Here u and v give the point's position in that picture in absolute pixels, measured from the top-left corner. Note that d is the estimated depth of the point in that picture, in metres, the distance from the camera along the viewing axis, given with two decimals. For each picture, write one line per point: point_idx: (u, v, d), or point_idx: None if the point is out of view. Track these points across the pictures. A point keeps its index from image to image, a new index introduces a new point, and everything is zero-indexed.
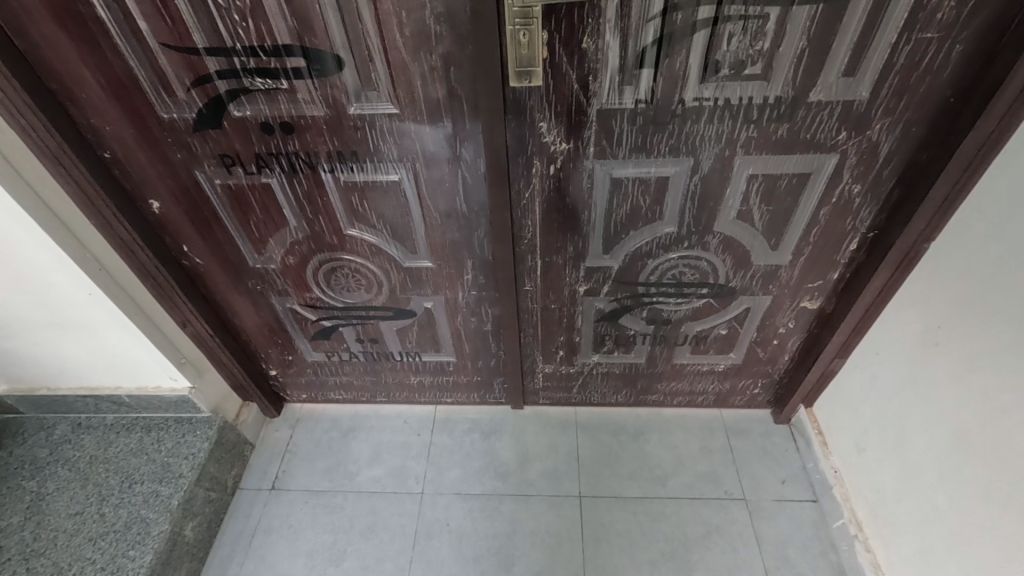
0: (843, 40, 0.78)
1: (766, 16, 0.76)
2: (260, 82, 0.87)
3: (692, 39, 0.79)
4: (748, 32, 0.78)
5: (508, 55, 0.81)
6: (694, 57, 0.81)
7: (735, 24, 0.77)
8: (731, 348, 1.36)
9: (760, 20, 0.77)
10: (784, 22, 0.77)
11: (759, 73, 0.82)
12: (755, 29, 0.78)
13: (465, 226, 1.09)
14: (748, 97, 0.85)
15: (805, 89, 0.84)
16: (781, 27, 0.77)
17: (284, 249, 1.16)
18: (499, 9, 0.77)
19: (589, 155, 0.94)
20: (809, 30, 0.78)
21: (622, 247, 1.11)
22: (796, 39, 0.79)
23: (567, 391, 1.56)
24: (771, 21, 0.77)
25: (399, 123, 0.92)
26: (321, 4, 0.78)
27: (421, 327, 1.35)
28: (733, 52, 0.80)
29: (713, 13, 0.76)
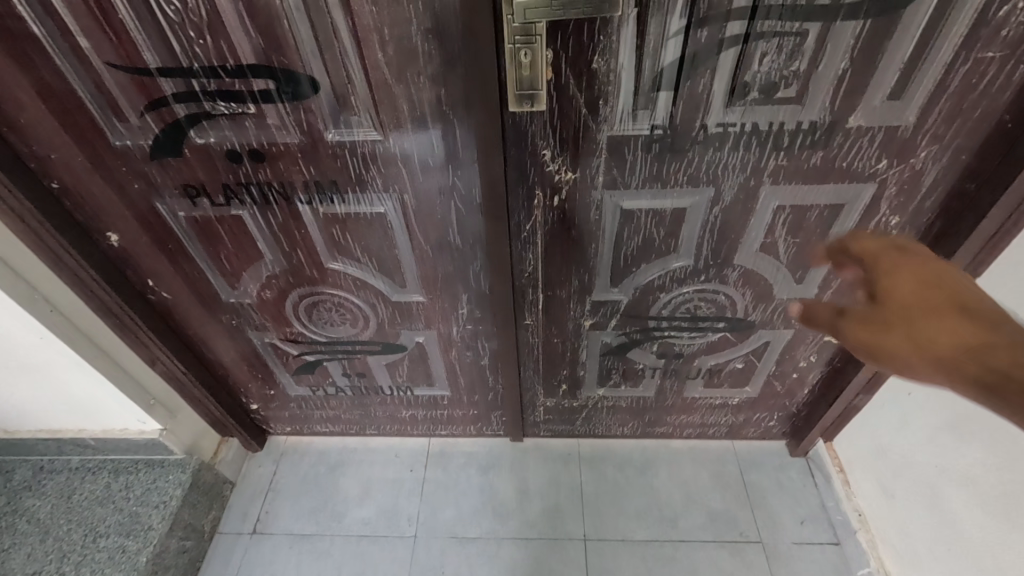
0: (892, 59, 0.68)
1: (804, 33, 0.66)
2: (223, 106, 0.76)
3: (718, 59, 0.69)
4: (783, 50, 0.68)
5: (506, 76, 0.70)
6: (719, 79, 0.71)
7: (769, 42, 0.67)
8: (746, 382, 1.27)
9: (797, 37, 0.67)
10: (825, 39, 0.67)
11: (792, 96, 0.72)
12: (791, 47, 0.68)
13: (460, 259, 0.98)
14: (779, 122, 0.75)
15: (844, 113, 0.74)
16: (822, 44, 0.67)
17: (259, 283, 1.05)
18: (496, 26, 0.66)
19: (598, 185, 0.84)
20: (852, 48, 0.68)
21: (632, 280, 1.01)
22: (837, 59, 0.68)
23: (569, 423, 1.46)
24: (810, 38, 0.67)
25: (384, 150, 0.81)
26: (290, 19, 0.67)
27: (412, 361, 1.25)
28: (765, 72, 0.70)
29: (744, 29, 0.66)
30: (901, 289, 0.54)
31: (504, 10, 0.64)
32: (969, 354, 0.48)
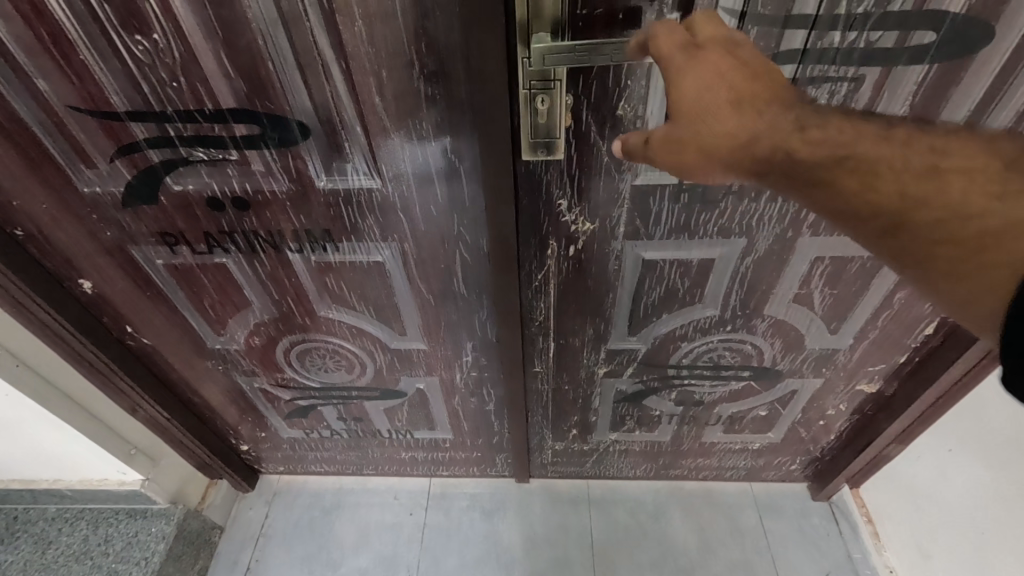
0: (959, 108, 0.60)
1: (860, 78, 0.58)
2: (202, 152, 0.68)
3: None
4: (835, 96, 0.60)
5: (521, 123, 0.62)
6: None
7: (820, 88, 0.59)
8: (768, 428, 1.19)
9: (852, 83, 0.59)
10: (883, 84, 0.59)
11: None
12: (845, 93, 0.60)
13: (464, 308, 0.90)
14: None
15: None
16: (880, 89, 0.59)
17: (248, 330, 0.97)
18: (511, 70, 0.58)
19: (619, 235, 0.77)
20: (914, 95, 0.59)
21: (651, 330, 0.94)
22: (896, 106, 0.60)
23: (578, 465, 1.38)
24: (866, 84, 0.59)
25: (382, 199, 0.73)
26: (275, 61, 0.58)
27: (413, 406, 1.17)
28: None
29: (791, 74, 0.58)
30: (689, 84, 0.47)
31: (520, 53, 0.56)
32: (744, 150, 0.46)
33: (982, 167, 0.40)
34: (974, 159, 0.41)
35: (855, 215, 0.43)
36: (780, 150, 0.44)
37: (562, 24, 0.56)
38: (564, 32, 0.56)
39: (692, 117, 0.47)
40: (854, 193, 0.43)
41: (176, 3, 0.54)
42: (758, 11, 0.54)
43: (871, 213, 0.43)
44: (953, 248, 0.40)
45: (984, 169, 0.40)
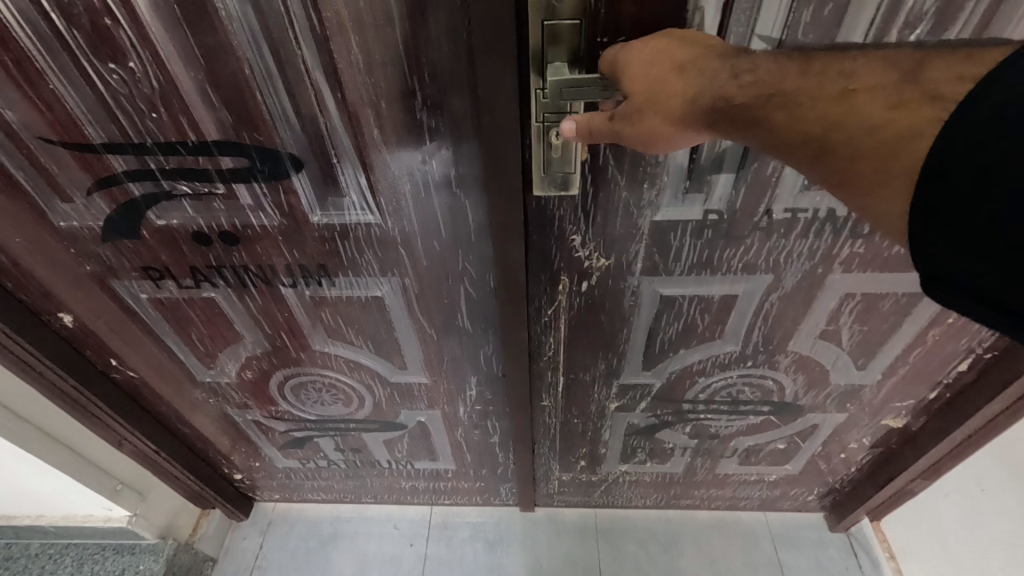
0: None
1: None
2: (187, 185, 0.62)
3: None
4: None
5: (533, 157, 0.57)
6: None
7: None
8: (786, 460, 1.13)
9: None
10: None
11: None
12: None
13: (469, 344, 0.84)
14: None
15: None
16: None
17: (239, 364, 0.92)
18: (524, 101, 0.53)
19: (636, 271, 0.72)
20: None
21: (667, 364, 0.88)
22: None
23: (586, 494, 1.32)
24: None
25: (381, 233, 0.67)
26: (263, 91, 0.53)
27: (414, 438, 1.11)
28: None
29: None
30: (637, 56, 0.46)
31: (534, 84, 0.52)
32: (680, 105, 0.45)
33: (893, 79, 0.37)
34: (888, 73, 0.37)
35: (783, 147, 0.41)
36: (716, 99, 0.42)
37: (581, 53, 0.51)
38: (583, 62, 0.52)
39: (639, 80, 0.45)
40: (781, 126, 0.40)
41: (154, 30, 0.49)
42: (800, 40, 0.49)
43: (799, 140, 0.40)
44: (872, 165, 0.37)
45: (895, 80, 0.36)
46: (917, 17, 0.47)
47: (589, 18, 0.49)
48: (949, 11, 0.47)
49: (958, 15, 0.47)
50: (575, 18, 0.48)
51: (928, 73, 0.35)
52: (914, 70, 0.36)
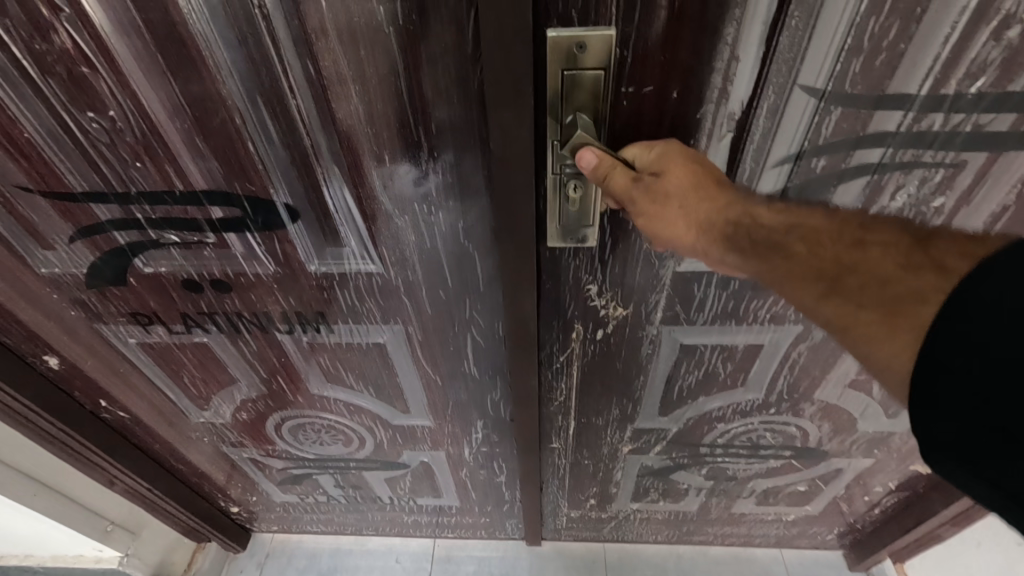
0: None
1: (961, 164, 0.49)
2: (175, 234, 0.58)
3: (834, 191, 0.52)
4: (926, 183, 0.51)
5: (547, 208, 0.53)
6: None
7: (909, 173, 0.50)
8: (807, 501, 1.08)
9: (950, 169, 0.50)
10: (989, 169, 0.49)
11: None
12: (940, 180, 0.51)
13: (476, 389, 0.80)
14: None
15: None
16: (982, 177, 0.50)
17: (233, 405, 0.88)
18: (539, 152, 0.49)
19: (655, 320, 0.67)
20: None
21: (684, 410, 0.83)
22: (1002, 192, 0.51)
23: (594, 529, 1.27)
24: (967, 170, 0.50)
25: (383, 283, 0.63)
26: (256, 141, 0.49)
27: (416, 477, 1.06)
28: (896, 208, 0.53)
29: (878, 158, 0.49)
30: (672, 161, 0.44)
31: (553, 136, 0.48)
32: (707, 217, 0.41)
33: (904, 242, 0.34)
34: (902, 236, 0.35)
35: (792, 281, 0.37)
36: (740, 214, 0.40)
37: (604, 105, 0.46)
38: (606, 114, 0.47)
39: (673, 169, 0.43)
40: (794, 256, 0.37)
41: (135, 78, 0.45)
42: (845, 90, 0.45)
43: (809, 278, 0.36)
44: (877, 315, 0.32)
45: (908, 242, 0.34)
46: (980, 67, 0.43)
47: (615, 68, 0.44)
48: (1016, 62, 0.42)
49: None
50: (600, 68, 0.44)
51: (939, 244, 0.33)
52: (926, 239, 0.34)
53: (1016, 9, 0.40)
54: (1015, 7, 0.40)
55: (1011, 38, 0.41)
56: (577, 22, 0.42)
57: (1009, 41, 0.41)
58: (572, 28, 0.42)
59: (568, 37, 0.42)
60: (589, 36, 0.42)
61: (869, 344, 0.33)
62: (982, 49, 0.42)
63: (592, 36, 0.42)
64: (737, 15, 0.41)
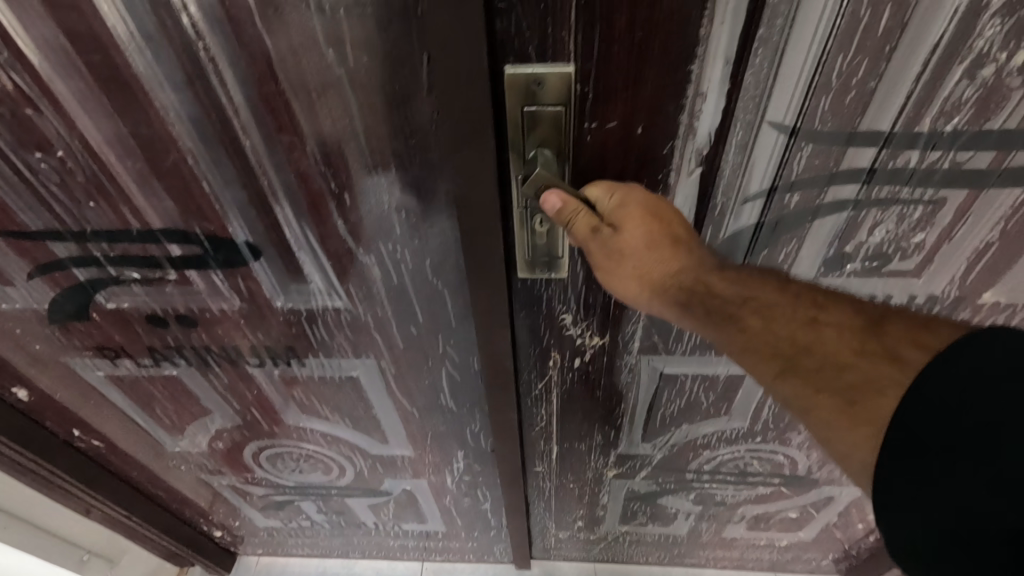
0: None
1: (940, 201, 0.48)
2: (135, 272, 0.56)
3: (810, 225, 0.51)
4: (905, 220, 0.50)
5: (514, 242, 0.51)
6: (810, 244, 0.52)
7: (886, 210, 0.49)
8: (799, 527, 1.05)
9: (928, 207, 0.48)
10: (970, 207, 0.48)
11: (909, 268, 0.54)
12: (918, 216, 0.49)
13: (455, 421, 0.78)
14: (884, 295, 0.57)
15: (978, 288, 0.56)
16: (965, 216, 0.49)
17: (209, 435, 0.86)
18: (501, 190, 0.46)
19: (632, 349, 0.65)
20: (1008, 220, 0.49)
21: (668, 437, 0.81)
22: (986, 229, 0.50)
23: (584, 550, 1.25)
24: (946, 208, 0.48)
25: (352, 318, 0.61)
26: (212, 182, 0.47)
27: (400, 503, 1.04)
28: (875, 242, 0.52)
29: (853, 193, 0.48)
30: (631, 213, 0.43)
31: (514, 173, 0.45)
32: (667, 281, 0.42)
33: (855, 325, 0.37)
34: (855, 318, 0.37)
35: (749, 355, 0.39)
36: (695, 281, 0.42)
37: (567, 141, 0.45)
38: (569, 150, 0.45)
39: (631, 228, 0.42)
40: (748, 330, 0.39)
41: (82, 120, 0.43)
42: (815, 127, 0.43)
43: (765, 353, 0.38)
44: (834, 401, 0.35)
45: (861, 326, 0.36)
46: (954, 106, 0.41)
47: (575, 104, 0.43)
48: (991, 100, 0.41)
49: (1003, 105, 0.41)
50: (559, 104, 0.42)
51: (890, 329, 0.35)
52: (877, 323, 0.36)
53: (988, 47, 0.38)
54: (987, 45, 0.38)
55: (985, 77, 0.40)
56: (535, 58, 0.40)
57: (983, 80, 0.40)
58: (530, 64, 0.40)
59: (526, 74, 0.40)
60: (547, 73, 0.40)
61: (823, 426, 0.35)
62: (957, 88, 0.40)
63: (551, 73, 0.40)
64: (700, 53, 0.39)
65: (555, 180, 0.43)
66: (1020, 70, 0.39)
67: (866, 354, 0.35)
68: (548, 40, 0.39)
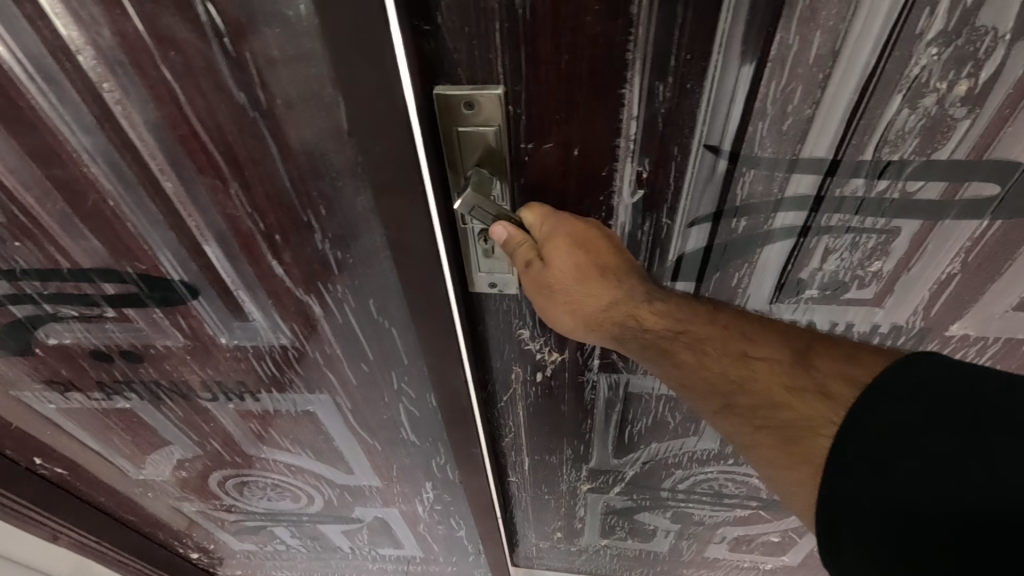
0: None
1: (895, 230, 0.45)
2: (73, 309, 0.54)
3: (762, 249, 0.48)
4: (859, 248, 0.47)
5: (461, 258, 0.47)
6: (762, 269, 0.50)
7: (838, 238, 0.47)
8: (781, 551, 1.02)
9: (882, 236, 0.46)
10: (926, 238, 0.46)
11: (870, 296, 0.52)
12: (873, 245, 0.47)
13: (419, 454, 0.75)
14: (847, 322, 0.54)
15: (943, 320, 0.53)
16: (919, 249, 0.47)
17: (173, 464, 0.84)
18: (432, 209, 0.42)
19: (593, 364, 0.62)
20: (967, 252, 0.46)
21: (638, 454, 0.79)
22: (945, 261, 0.47)
23: (566, 560, 1.21)
24: (901, 238, 0.46)
25: (301, 355, 0.59)
26: (138, 223, 0.45)
27: (373, 530, 1.02)
28: (830, 270, 0.49)
29: (803, 219, 0.45)
30: (559, 249, 0.43)
31: (450, 193, 0.43)
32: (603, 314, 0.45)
33: (788, 358, 0.41)
34: (785, 351, 0.42)
35: (692, 390, 0.45)
36: (627, 316, 0.45)
37: (504, 161, 0.42)
38: (506, 170, 0.43)
39: (557, 263, 0.43)
40: (684, 364, 0.45)
41: None
42: (755, 151, 0.41)
43: (708, 390, 0.44)
44: (772, 437, 0.39)
45: (790, 361, 0.41)
46: (899, 135, 0.39)
47: (509, 124, 0.40)
48: (936, 130, 0.38)
49: (948, 136, 0.38)
50: (493, 126, 0.39)
51: (816, 363, 0.40)
52: (803, 358, 0.41)
53: (928, 76, 0.36)
54: (925, 74, 0.35)
55: (927, 106, 0.37)
56: (464, 80, 0.38)
57: (925, 109, 0.37)
58: (459, 85, 0.38)
59: (456, 94, 0.38)
60: (477, 95, 0.38)
61: (762, 460, 0.40)
62: (899, 116, 0.38)
63: (481, 93, 0.38)
64: (630, 77, 0.37)
65: (482, 203, 0.41)
66: (963, 101, 0.36)
67: (797, 391, 0.39)
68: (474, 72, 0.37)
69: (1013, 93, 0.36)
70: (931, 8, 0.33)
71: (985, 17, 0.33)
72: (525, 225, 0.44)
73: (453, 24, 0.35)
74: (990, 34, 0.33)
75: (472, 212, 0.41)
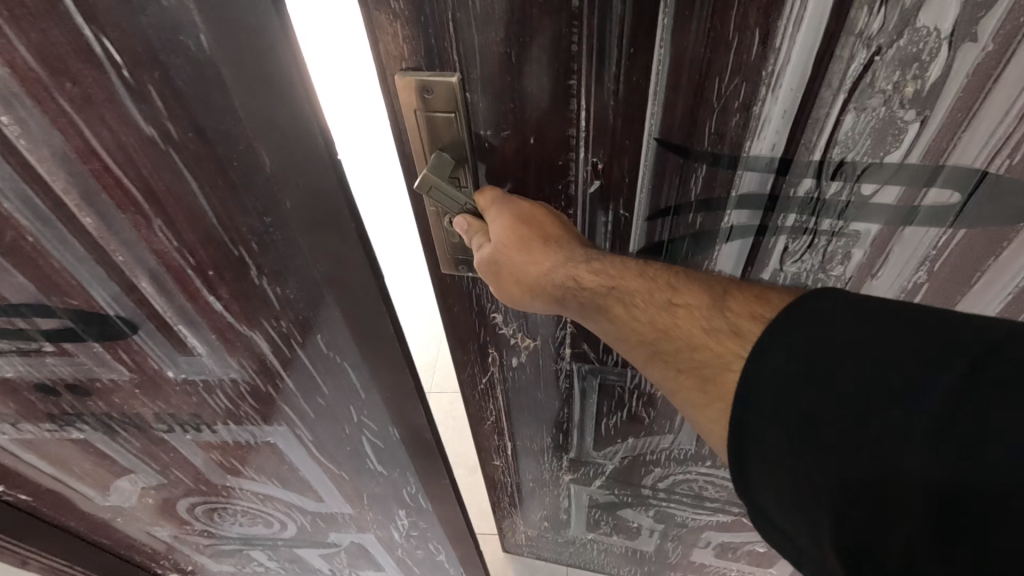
0: (997, 284, 0.53)
1: (857, 233, 0.52)
2: (6, 343, 0.50)
3: (730, 246, 0.55)
4: (818, 249, 0.54)
5: (434, 239, 0.56)
6: (730, 264, 0.57)
7: (795, 238, 0.53)
8: (768, 562, 1.06)
9: (844, 237, 0.53)
10: (888, 243, 0.52)
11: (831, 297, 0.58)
12: (831, 244, 0.53)
13: (390, 483, 0.72)
14: None
15: None
16: (883, 251, 0.53)
17: (138, 489, 0.81)
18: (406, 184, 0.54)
19: (566, 355, 0.72)
20: (933, 260, 0.53)
21: (615, 450, 0.89)
22: (910, 268, 0.54)
23: (556, 551, 1.30)
24: (862, 241, 0.53)
25: (255, 390, 0.56)
26: (61, 260, 0.41)
27: (352, 554, 0.99)
28: (792, 267, 0.56)
29: (763, 219, 0.52)
30: (501, 228, 0.48)
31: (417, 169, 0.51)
32: (544, 278, 0.49)
33: (707, 304, 0.43)
34: (705, 297, 0.43)
35: (624, 343, 0.47)
36: (567, 278, 0.48)
37: (465, 148, 0.49)
38: (468, 155, 0.50)
39: (500, 236, 0.48)
40: (619, 320, 0.47)
41: None
42: (701, 147, 0.47)
43: (635, 339, 0.46)
44: (688, 379, 0.42)
45: (706, 306, 0.43)
46: (854, 133, 0.45)
47: (467, 110, 0.46)
48: (887, 131, 0.44)
49: (898, 139, 0.44)
50: (450, 111, 0.46)
51: (732, 304, 0.42)
52: (721, 302, 0.42)
53: (875, 79, 0.41)
54: (872, 76, 0.41)
55: (875, 106, 0.43)
56: (425, 68, 0.44)
57: (874, 108, 0.43)
58: (420, 71, 0.44)
59: (415, 79, 0.44)
60: (433, 81, 0.44)
61: (688, 405, 0.43)
62: (846, 118, 0.44)
63: (437, 80, 0.44)
64: (577, 67, 0.42)
65: (439, 184, 0.48)
66: (910, 102, 0.42)
67: (712, 331, 0.41)
68: (433, 62, 0.44)
69: (955, 95, 0.42)
70: (869, 10, 0.38)
71: (925, 19, 0.38)
72: (481, 212, 0.51)
73: (417, 17, 0.41)
74: (932, 34, 0.39)
75: (431, 192, 0.49)
